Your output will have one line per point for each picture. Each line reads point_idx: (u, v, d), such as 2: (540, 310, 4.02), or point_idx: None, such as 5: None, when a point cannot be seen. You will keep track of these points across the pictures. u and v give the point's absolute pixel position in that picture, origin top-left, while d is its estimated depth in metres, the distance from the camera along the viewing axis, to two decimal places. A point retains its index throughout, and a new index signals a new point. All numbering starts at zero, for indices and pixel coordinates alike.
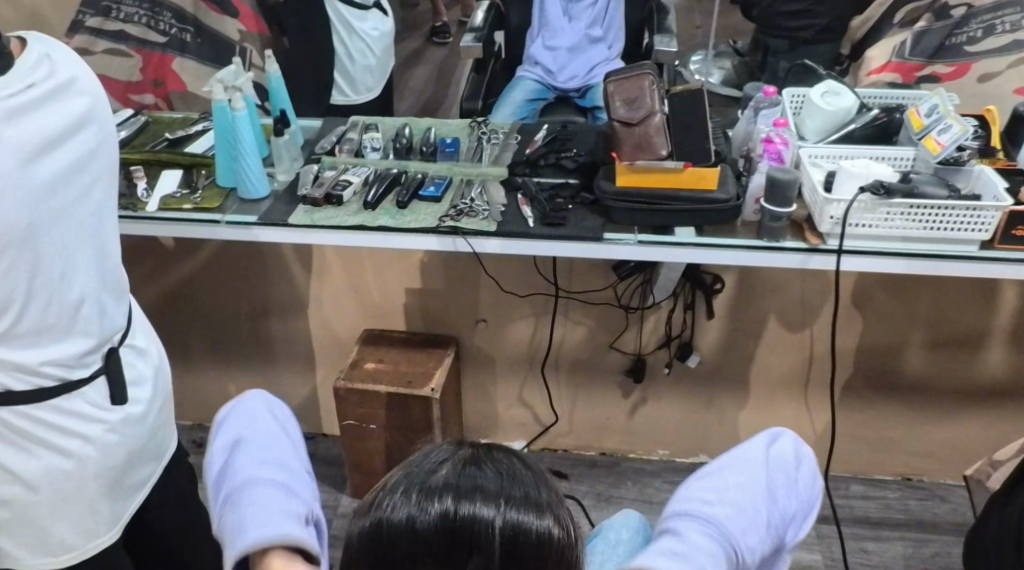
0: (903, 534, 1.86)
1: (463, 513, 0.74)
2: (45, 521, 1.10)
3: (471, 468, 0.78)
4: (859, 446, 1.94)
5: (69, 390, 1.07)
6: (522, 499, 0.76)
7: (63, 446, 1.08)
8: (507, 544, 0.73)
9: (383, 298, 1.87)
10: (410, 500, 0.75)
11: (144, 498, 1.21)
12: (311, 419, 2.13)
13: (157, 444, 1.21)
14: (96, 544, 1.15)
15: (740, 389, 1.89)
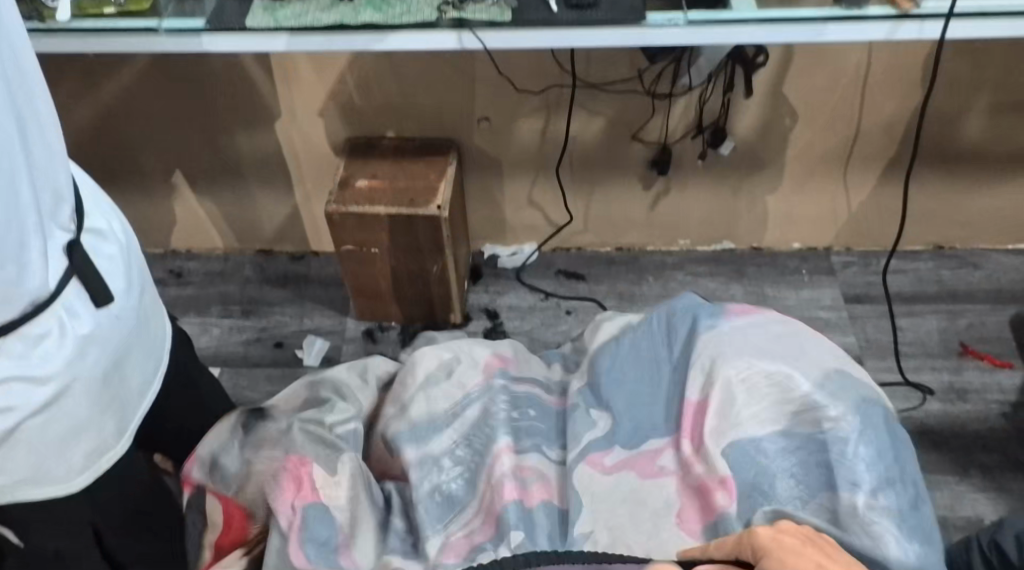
0: (937, 307, 1.77)
1: None
2: (29, 463, 0.86)
3: None
4: (897, 221, 1.81)
5: (29, 313, 0.81)
6: None
7: (39, 376, 0.82)
8: None
9: (367, 101, 1.59)
10: None
11: (156, 392, 0.99)
12: (298, 238, 1.90)
13: (155, 329, 0.98)
14: (112, 456, 0.94)
15: (775, 171, 1.69)
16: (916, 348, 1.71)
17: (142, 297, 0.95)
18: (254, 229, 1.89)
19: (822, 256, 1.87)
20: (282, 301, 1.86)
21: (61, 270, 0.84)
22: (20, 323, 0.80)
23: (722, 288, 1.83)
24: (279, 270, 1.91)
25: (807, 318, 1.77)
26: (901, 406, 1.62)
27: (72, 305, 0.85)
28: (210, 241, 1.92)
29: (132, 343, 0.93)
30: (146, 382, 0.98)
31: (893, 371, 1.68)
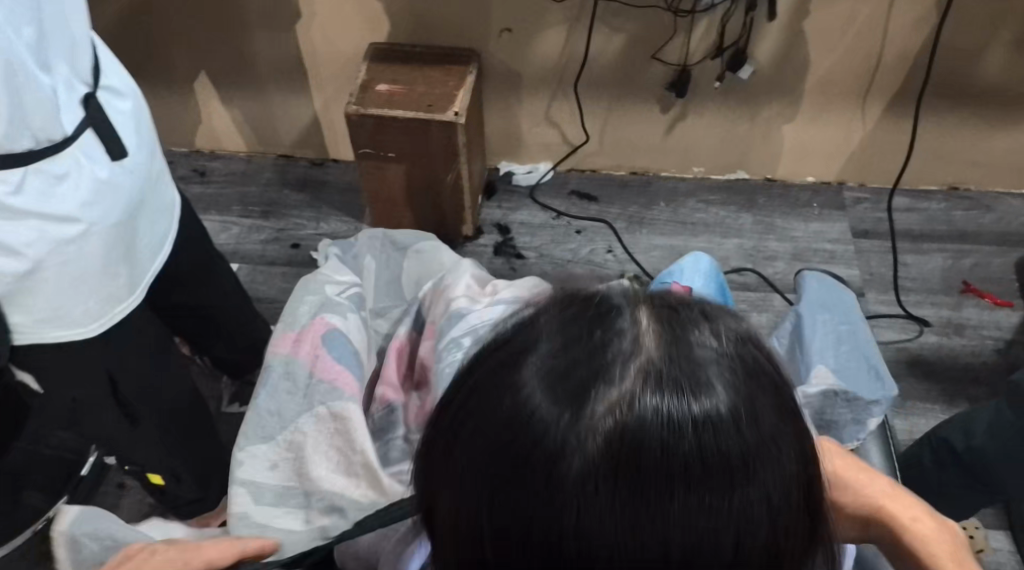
0: (944, 246, 1.79)
1: (696, 417, 0.55)
2: (50, 300, 0.93)
3: (684, 335, 0.58)
4: (912, 159, 1.81)
5: (51, 148, 0.90)
6: (682, 383, 0.56)
7: (59, 211, 0.90)
8: (704, 440, 0.55)
9: (390, 5, 1.61)
10: (612, 393, 0.55)
11: (161, 257, 1.09)
12: (318, 145, 1.93)
13: (162, 195, 1.08)
14: (122, 310, 1.01)
15: (791, 101, 1.70)
16: (919, 283, 1.73)
17: (150, 163, 1.04)
18: (276, 134, 1.92)
19: (835, 191, 1.88)
20: (300, 206, 1.90)
21: (78, 117, 0.93)
22: (43, 156, 0.89)
23: (732, 217, 1.85)
24: (298, 175, 1.94)
25: (815, 250, 1.79)
26: (897, 337, 1.66)
27: (87, 151, 0.94)
28: (233, 144, 1.96)
29: (140, 202, 1.02)
30: (152, 248, 1.07)
31: (893, 304, 1.71)
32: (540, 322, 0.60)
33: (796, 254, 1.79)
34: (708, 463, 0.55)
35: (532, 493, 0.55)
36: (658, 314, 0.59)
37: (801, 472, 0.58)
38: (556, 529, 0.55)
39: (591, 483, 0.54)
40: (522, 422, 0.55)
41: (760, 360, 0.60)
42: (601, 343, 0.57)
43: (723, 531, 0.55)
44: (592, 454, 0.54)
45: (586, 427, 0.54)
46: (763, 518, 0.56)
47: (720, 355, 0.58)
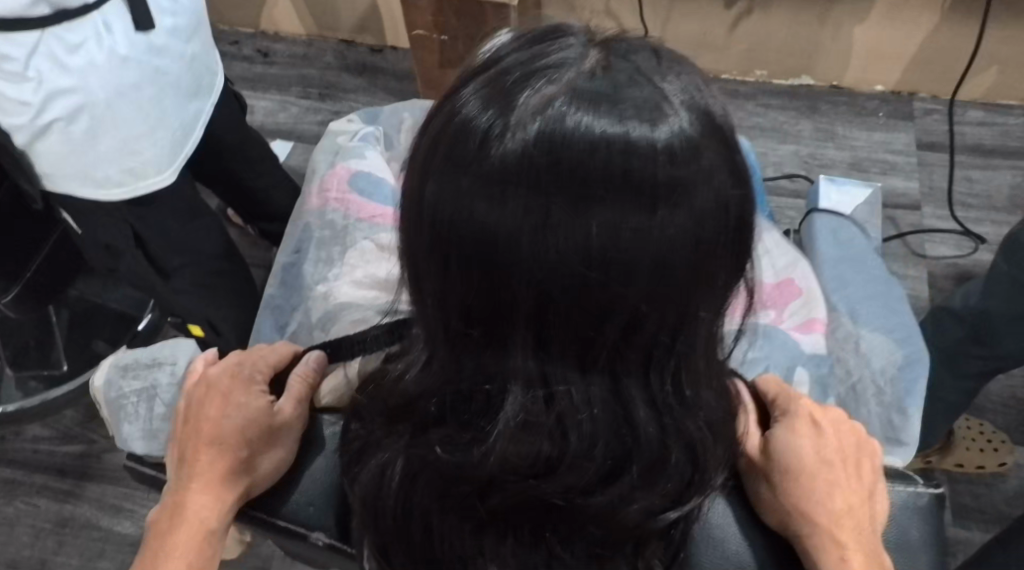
0: (1015, 163, 1.71)
1: (624, 137, 0.51)
2: (73, 161, 0.98)
3: (636, 66, 0.54)
4: (991, 69, 1.71)
5: (68, 15, 0.92)
6: (619, 104, 0.52)
7: (67, 80, 0.93)
8: (630, 165, 0.51)
9: None
10: (540, 105, 0.52)
11: (197, 140, 1.11)
12: (378, 30, 1.93)
13: (200, 78, 1.10)
14: (149, 184, 1.05)
15: (862, 1, 1.63)
16: (981, 200, 1.67)
17: (188, 46, 1.06)
18: (337, 16, 1.92)
19: (904, 102, 1.80)
20: (358, 89, 1.92)
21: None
22: (61, 22, 0.92)
23: (791, 122, 1.80)
24: (357, 59, 1.95)
25: (874, 160, 1.74)
26: (950, 253, 1.61)
27: (111, 22, 0.96)
28: (296, 26, 1.97)
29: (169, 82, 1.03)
30: (188, 126, 1.10)
31: (949, 219, 1.65)
32: (509, 46, 0.58)
33: (855, 163, 1.74)
34: (636, 175, 0.51)
35: (456, 203, 0.54)
36: (612, 48, 0.55)
37: (735, 213, 0.56)
38: (478, 222, 0.54)
39: (515, 179, 0.52)
40: (460, 118, 0.54)
41: (720, 112, 0.56)
42: (551, 58, 0.54)
43: (640, 244, 0.53)
44: (512, 163, 0.52)
45: (514, 123, 0.52)
46: (687, 241, 0.54)
47: (678, 82, 0.54)
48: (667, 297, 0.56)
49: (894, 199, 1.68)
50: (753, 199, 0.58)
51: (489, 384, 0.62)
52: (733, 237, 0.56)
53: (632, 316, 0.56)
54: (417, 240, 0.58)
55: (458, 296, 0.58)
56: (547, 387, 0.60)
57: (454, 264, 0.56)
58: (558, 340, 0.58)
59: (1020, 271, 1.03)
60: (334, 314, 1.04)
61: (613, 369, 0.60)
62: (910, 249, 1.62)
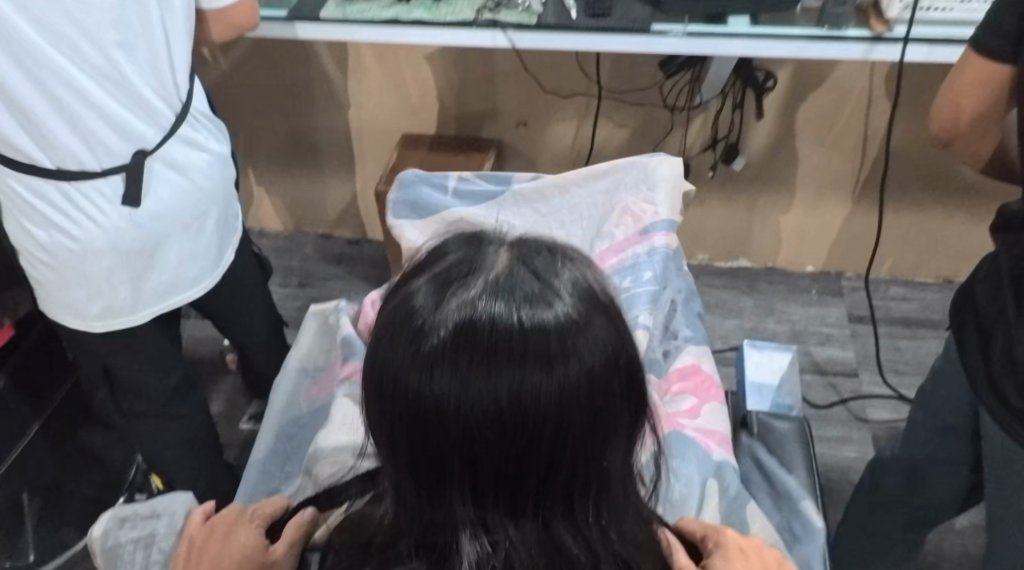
0: (938, 333, 1.87)
1: (525, 322, 0.64)
2: (56, 291, 1.14)
3: (534, 261, 0.68)
4: (905, 249, 1.91)
5: (78, 176, 1.07)
6: (521, 295, 0.65)
7: (62, 223, 1.09)
8: (533, 344, 0.64)
9: (421, 100, 1.81)
10: (458, 301, 0.65)
11: (185, 294, 1.25)
12: (355, 224, 2.12)
13: (199, 245, 1.23)
14: (125, 324, 1.19)
15: (784, 193, 1.85)
16: (912, 367, 1.81)
17: (190, 218, 1.20)
18: (317, 213, 2.11)
19: (833, 279, 1.98)
20: (335, 277, 2.08)
21: (117, 162, 1.10)
22: (69, 179, 1.07)
23: (733, 300, 1.96)
24: (335, 251, 2.12)
25: (811, 332, 1.89)
26: (888, 416, 1.73)
27: (113, 188, 1.11)
28: (279, 222, 2.16)
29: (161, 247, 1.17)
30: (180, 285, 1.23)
31: (885, 385, 1.78)
32: (441, 249, 0.71)
33: (794, 335, 1.88)
34: (536, 354, 0.64)
35: (399, 386, 0.66)
36: (516, 248, 0.69)
37: (624, 376, 0.68)
38: (413, 402, 0.65)
39: (443, 362, 0.64)
40: (399, 316, 0.67)
41: (605, 291, 0.70)
42: (470, 261, 0.68)
43: (545, 412, 0.64)
44: (440, 350, 0.64)
45: (439, 319, 0.65)
46: (587, 402, 0.66)
47: (567, 275, 0.67)
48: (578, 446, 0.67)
49: (833, 367, 1.82)
50: (640, 364, 0.70)
51: (441, 538, 0.70)
52: (625, 396, 0.68)
53: (552, 465, 0.67)
54: (372, 421, 0.70)
55: (408, 465, 0.69)
56: (489, 537, 0.70)
57: (397, 435, 0.67)
58: (495, 493, 0.69)
59: (917, 422, 1.15)
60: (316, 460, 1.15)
61: (542, 516, 0.70)
62: (852, 414, 1.74)
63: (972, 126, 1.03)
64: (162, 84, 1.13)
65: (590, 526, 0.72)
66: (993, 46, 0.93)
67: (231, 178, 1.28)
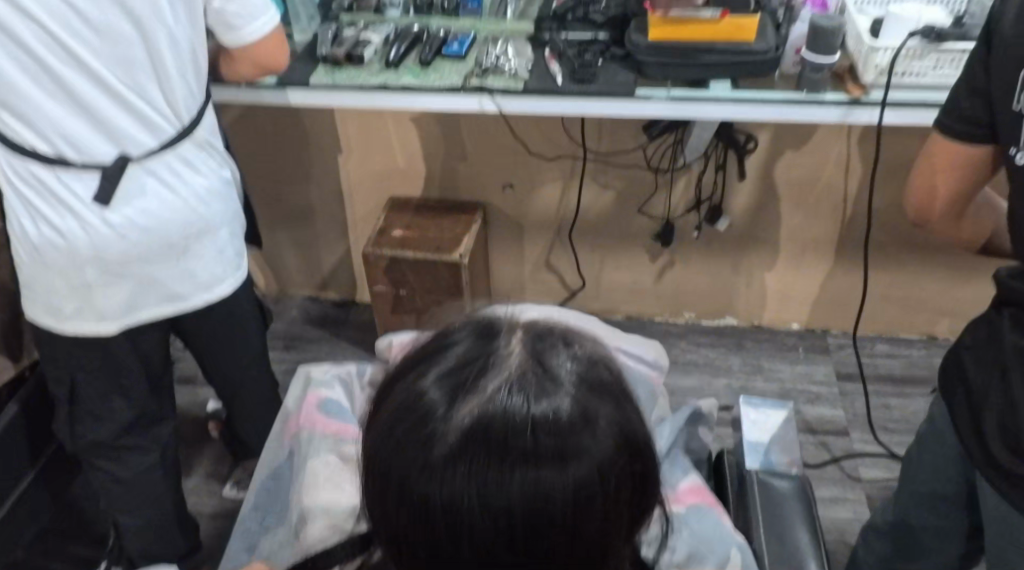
0: (925, 389, 1.87)
1: (540, 421, 0.65)
2: (35, 278, 1.18)
3: (544, 354, 0.69)
4: (889, 307, 1.92)
5: (58, 165, 1.10)
6: (534, 393, 0.66)
7: (36, 210, 1.13)
8: (547, 442, 0.65)
9: (408, 163, 1.83)
10: (471, 399, 0.66)
11: (161, 308, 1.25)
12: (342, 286, 2.12)
13: (179, 264, 1.23)
14: (93, 328, 1.22)
15: (769, 252, 1.86)
16: (901, 425, 1.81)
17: (170, 236, 1.20)
18: (305, 275, 2.11)
19: (819, 337, 1.99)
20: (322, 339, 2.07)
21: (99, 161, 1.11)
22: (49, 167, 1.10)
23: (721, 357, 1.97)
24: (322, 313, 2.12)
25: (800, 390, 1.89)
26: (881, 475, 1.72)
27: (86, 187, 1.12)
28: (266, 284, 2.15)
29: (136, 257, 1.19)
30: (157, 297, 1.24)
31: (876, 443, 1.78)
32: (449, 340, 0.71)
33: (783, 393, 1.88)
34: (550, 463, 0.64)
35: (410, 484, 0.66)
36: (525, 339, 0.70)
37: (635, 478, 0.69)
38: (423, 504, 0.66)
39: (456, 462, 0.64)
40: (407, 416, 0.67)
41: (615, 383, 0.71)
42: (481, 360, 0.68)
43: (558, 521, 0.65)
44: (454, 449, 0.65)
45: (451, 424, 0.65)
46: (599, 499, 0.66)
47: (578, 369, 0.69)
48: (592, 541, 0.68)
49: (823, 426, 1.82)
50: (648, 461, 0.71)
51: None
52: (634, 496, 0.69)
53: (565, 559, 0.68)
54: (379, 517, 0.70)
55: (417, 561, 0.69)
56: None
57: (404, 536, 0.68)
58: None
59: (907, 486, 1.14)
60: (306, 522, 1.13)
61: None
62: (845, 473, 1.73)
63: (948, 211, 1.04)
64: (163, 100, 1.13)
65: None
66: (962, 131, 0.95)
67: (232, 205, 1.28)
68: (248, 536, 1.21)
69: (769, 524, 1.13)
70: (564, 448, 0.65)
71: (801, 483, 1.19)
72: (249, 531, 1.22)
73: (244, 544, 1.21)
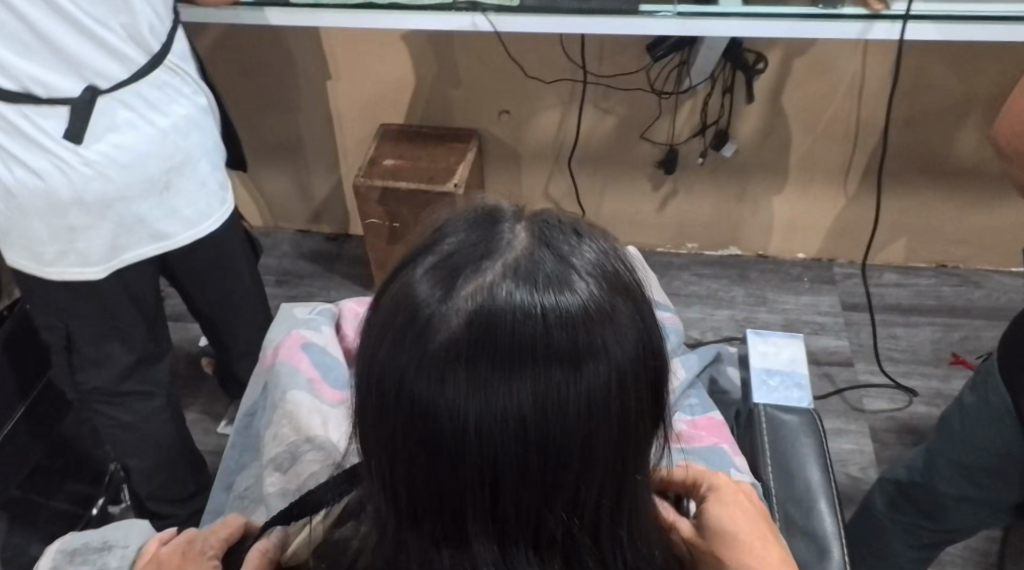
0: (933, 319, 1.82)
1: (552, 312, 0.59)
2: (14, 229, 1.10)
3: (555, 241, 0.63)
4: (899, 234, 1.86)
5: (25, 102, 1.02)
6: (545, 281, 0.60)
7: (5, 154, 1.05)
8: (559, 335, 0.59)
9: (399, 88, 1.75)
10: (475, 289, 0.60)
11: (149, 251, 1.19)
12: (333, 219, 2.05)
13: (162, 202, 1.17)
14: (78, 272, 1.14)
15: (776, 179, 1.79)
16: (908, 355, 1.77)
17: (151, 172, 1.13)
18: (294, 208, 2.04)
19: (825, 267, 1.94)
20: (313, 275, 2.01)
21: (69, 96, 1.04)
22: (15, 104, 1.02)
23: (724, 289, 1.91)
24: (313, 248, 2.06)
25: (804, 321, 1.84)
26: (886, 406, 1.68)
27: (59, 124, 1.04)
28: (256, 218, 2.09)
29: (117, 196, 1.11)
30: (144, 238, 1.18)
31: (881, 374, 1.74)
32: (445, 229, 0.65)
33: (787, 324, 1.84)
34: (562, 353, 0.59)
35: (408, 384, 0.60)
36: (533, 224, 0.64)
37: (655, 376, 0.64)
38: (422, 406, 0.60)
39: (459, 359, 0.59)
40: (401, 307, 0.61)
41: (634, 276, 0.65)
42: (483, 245, 0.62)
43: (572, 423, 0.61)
44: (457, 345, 0.59)
45: (450, 312, 0.59)
46: (615, 400, 0.61)
47: (594, 258, 0.62)
48: (609, 447, 0.63)
49: (827, 356, 1.78)
50: (668, 362, 0.66)
51: (458, 549, 0.67)
52: (654, 397, 0.64)
53: (581, 468, 0.63)
54: (374, 428, 0.64)
55: (417, 475, 0.64)
56: (513, 553, 0.67)
57: (400, 448, 0.63)
58: (515, 504, 0.64)
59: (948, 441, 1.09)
60: (296, 457, 1.11)
61: (561, 536, 0.67)
62: (849, 404, 1.70)
63: None
64: (128, 25, 1.05)
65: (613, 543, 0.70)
66: None
67: (211, 138, 1.21)
68: (229, 480, 1.19)
69: (779, 464, 1.07)
70: (579, 341, 0.59)
71: (811, 418, 1.11)
72: (231, 473, 1.20)
73: (224, 488, 1.19)
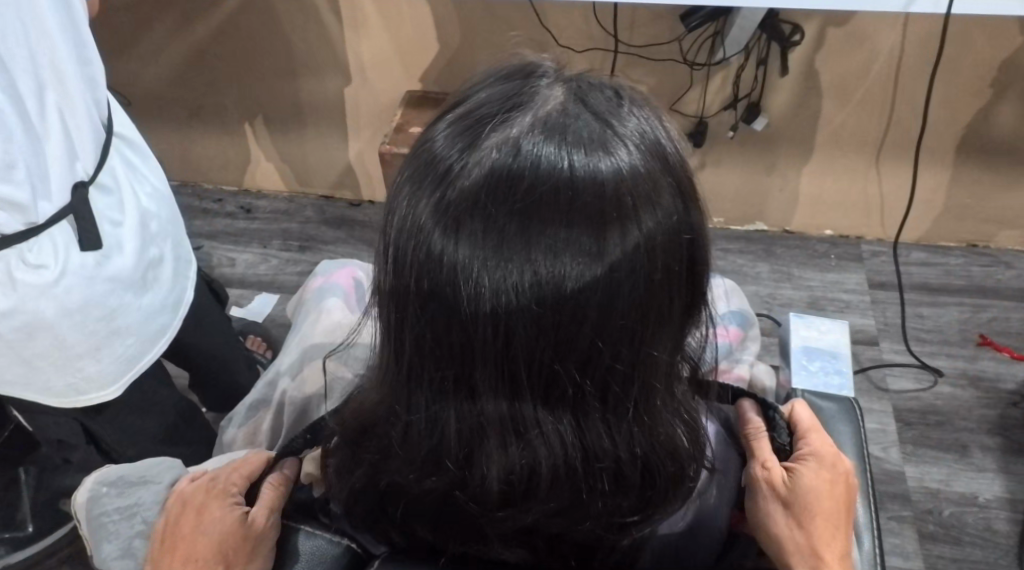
0: (961, 299, 1.80)
1: (572, 170, 0.64)
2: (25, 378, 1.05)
3: (590, 105, 0.67)
4: (930, 213, 1.84)
5: (32, 233, 0.99)
6: (575, 139, 0.65)
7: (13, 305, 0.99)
8: (577, 194, 0.64)
9: (426, 56, 1.73)
10: (500, 143, 0.65)
11: (155, 351, 1.18)
12: (356, 186, 2.05)
13: (153, 287, 1.16)
14: (91, 398, 1.12)
15: (805, 153, 1.77)
16: (933, 335, 1.75)
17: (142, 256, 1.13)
18: (319, 173, 2.03)
19: (853, 245, 1.91)
20: (336, 241, 2.01)
21: (65, 204, 1.03)
22: (16, 244, 0.98)
23: (749, 265, 1.90)
24: (336, 214, 2.05)
25: (830, 298, 1.83)
26: (911, 386, 1.67)
27: (65, 235, 1.03)
28: (279, 183, 2.08)
29: (120, 298, 1.10)
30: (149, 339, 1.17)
31: (907, 354, 1.73)
32: (477, 87, 0.70)
33: (812, 302, 1.82)
34: (584, 207, 0.64)
35: (429, 231, 0.66)
36: (571, 90, 0.67)
37: (681, 247, 0.69)
38: (439, 257, 0.67)
39: (478, 209, 0.65)
40: (431, 156, 0.67)
41: (674, 143, 0.69)
42: (512, 101, 0.67)
43: (583, 283, 0.66)
44: (477, 199, 0.65)
45: (473, 160, 0.65)
46: (632, 266, 0.67)
47: (632, 123, 0.66)
48: (627, 311, 0.69)
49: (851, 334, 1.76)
50: (701, 240, 0.71)
51: (470, 397, 0.73)
52: (677, 266, 0.69)
53: (596, 328, 0.69)
54: (396, 283, 0.70)
55: (434, 326, 0.70)
56: (523, 409, 0.74)
57: (418, 298, 0.69)
58: (527, 360, 0.70)
59: None
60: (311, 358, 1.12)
61: (571, 397, 0.73)
62: (872, 383, 1.68)
63: None
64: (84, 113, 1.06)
65: (621, 409, 0.75)
66: None
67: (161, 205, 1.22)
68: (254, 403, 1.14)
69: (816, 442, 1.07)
70: (598, 202, 0.64)
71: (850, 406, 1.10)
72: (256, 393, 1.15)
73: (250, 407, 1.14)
